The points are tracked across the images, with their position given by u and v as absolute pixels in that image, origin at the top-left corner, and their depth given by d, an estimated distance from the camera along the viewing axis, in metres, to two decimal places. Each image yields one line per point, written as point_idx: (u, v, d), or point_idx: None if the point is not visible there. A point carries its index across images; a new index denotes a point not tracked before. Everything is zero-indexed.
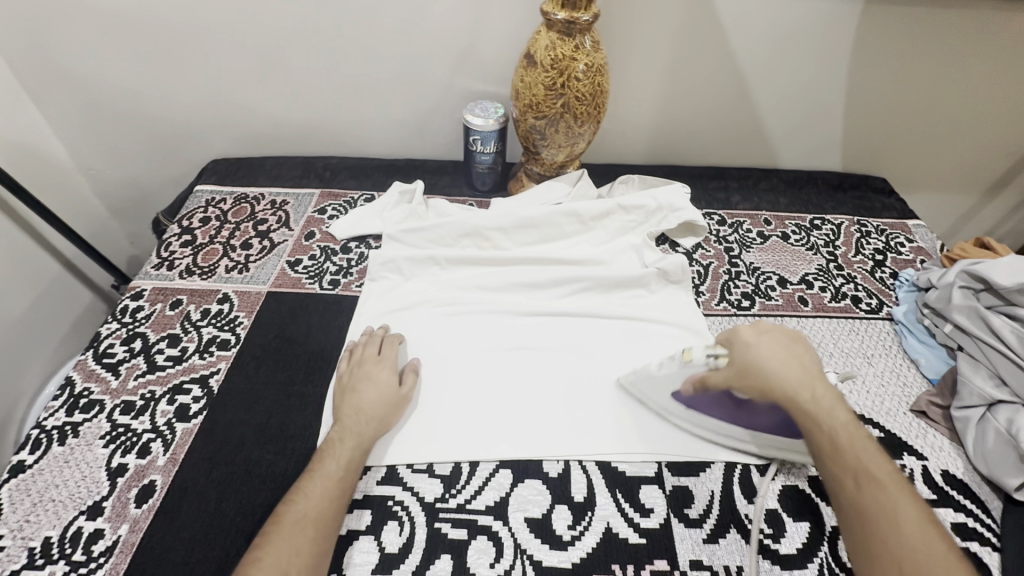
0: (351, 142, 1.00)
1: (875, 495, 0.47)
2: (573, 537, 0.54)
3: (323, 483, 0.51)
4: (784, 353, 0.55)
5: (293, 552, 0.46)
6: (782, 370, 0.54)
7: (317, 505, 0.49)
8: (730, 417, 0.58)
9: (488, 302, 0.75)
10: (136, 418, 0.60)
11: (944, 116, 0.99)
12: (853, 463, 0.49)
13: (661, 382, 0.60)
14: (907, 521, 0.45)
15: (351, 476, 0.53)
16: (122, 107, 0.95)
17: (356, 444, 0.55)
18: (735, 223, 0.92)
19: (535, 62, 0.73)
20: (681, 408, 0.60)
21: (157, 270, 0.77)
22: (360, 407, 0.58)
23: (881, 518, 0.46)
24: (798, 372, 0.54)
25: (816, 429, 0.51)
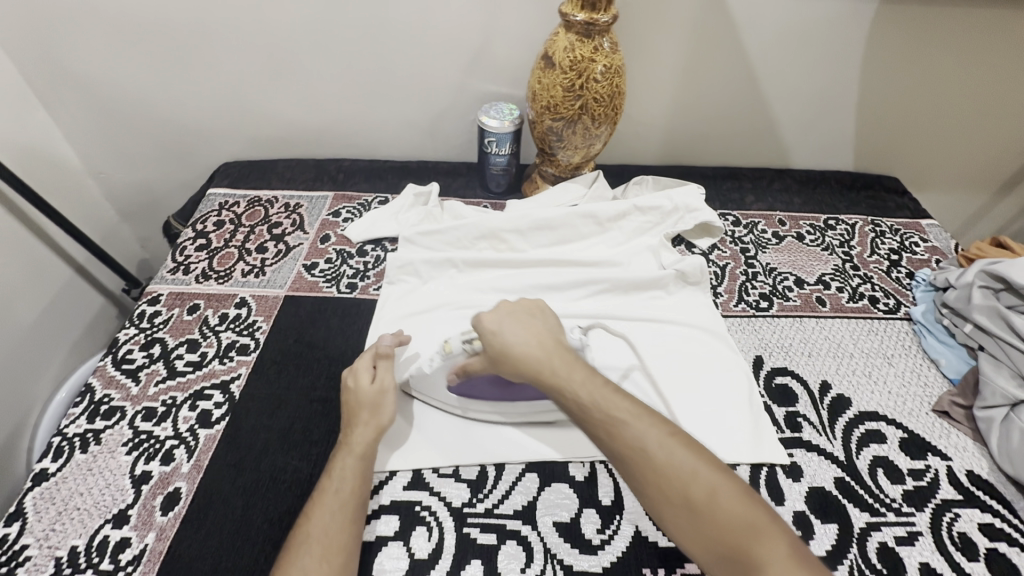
0: (364, 144, 0.99)
1: (626, 434, 0.48)
2: (603, 541, 0.54)
3: (330, 503, 0.49)
4: (526, 331, 0.58)
5: None
6: (525, 348, 0.56)
7: (327, 526, 0.48)
8: (498, 396, 0.61)
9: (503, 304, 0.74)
10: (158, 424, 0.59)
11: (954, 115, 1.00)
12: (601, 415, 0.50)
13: (434, 379, 0.60)
14: (654, 449, 0.47)
15: (358, 491, 0.51)
16: (134, 110, 0.94)
17: (358, 456, 0.53)
18: (750, 224, 0.92)
19: (553, 64, 0.73)
20: (457, 397, 0.62)
21: (172, 275, 0.77)
22: (353, 418, 0.56)
23: (638, 455, 0.47)
24: (536, 345, 0.56)
25: (563, 394, 0.52)
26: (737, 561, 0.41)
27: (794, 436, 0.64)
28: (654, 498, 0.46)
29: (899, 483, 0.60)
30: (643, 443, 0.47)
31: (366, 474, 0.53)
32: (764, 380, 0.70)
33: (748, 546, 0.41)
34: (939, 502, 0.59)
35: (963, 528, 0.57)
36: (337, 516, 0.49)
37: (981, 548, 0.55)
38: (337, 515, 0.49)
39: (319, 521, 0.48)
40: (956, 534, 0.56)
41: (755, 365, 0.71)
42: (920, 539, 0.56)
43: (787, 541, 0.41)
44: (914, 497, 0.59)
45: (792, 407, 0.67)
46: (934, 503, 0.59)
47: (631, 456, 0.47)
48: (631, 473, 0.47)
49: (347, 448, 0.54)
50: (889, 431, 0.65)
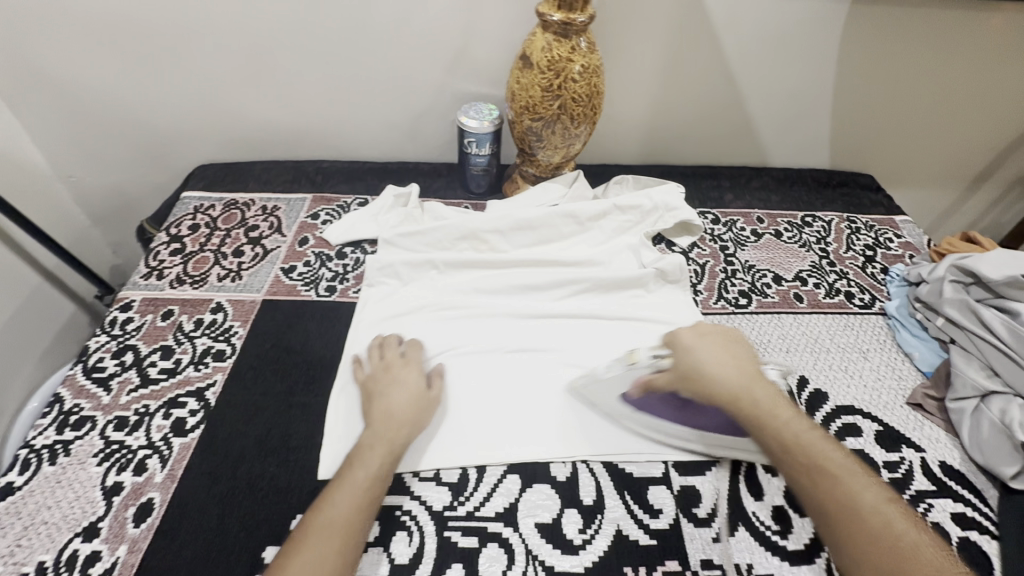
0: (343, 146, 0.98)
1: (827, 476, 0.49)
2: (584, 541, 0.54)
3: (349, 491, 0.50)
4: (720, 354, 0.59)
5: (317, 560, 0.45)
6: (726, 374, 0.57)
7: (343, 513, 0.48)
8: (677, 416, 0.61)
9: (480, 304, 0.74)
10: (131, 434, 0.58)
11: (926, 113, 1.02)
12: (807, 458, 0.51)
13: (608, 385, 0.61)
14: (861, 502, 0.47)
15: (379, 480, 0.52)
16: (104, 112, 0.92)
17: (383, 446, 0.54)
18: (729, 222, 0.93)
19: (531, 63, 0.73)
20: (630, 409, 0.62)
21: (146, 280, 0.75)
22: (384, 411, 0.57)
23: (842, 502, 0.48)
24: (736, 373, 0.57)
25: (766, 429, 0.54)
26: None
27: None
28: (851, 549, 0.46)
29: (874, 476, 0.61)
30: (850, 494, 0.48)
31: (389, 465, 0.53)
32: None
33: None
34: (913, 494, 0.60)
35: (936, 518, 0.58)
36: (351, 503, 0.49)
37: (954, 538, 0.57)
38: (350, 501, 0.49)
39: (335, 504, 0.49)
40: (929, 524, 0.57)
41: None
42: None
43: None
44: None
45: None
46: (908, 494, 0.60)
47: (834, 504, 0.48)
48: (828, 521, 0.48)
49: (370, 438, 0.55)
50: (865, 424, 0.66)
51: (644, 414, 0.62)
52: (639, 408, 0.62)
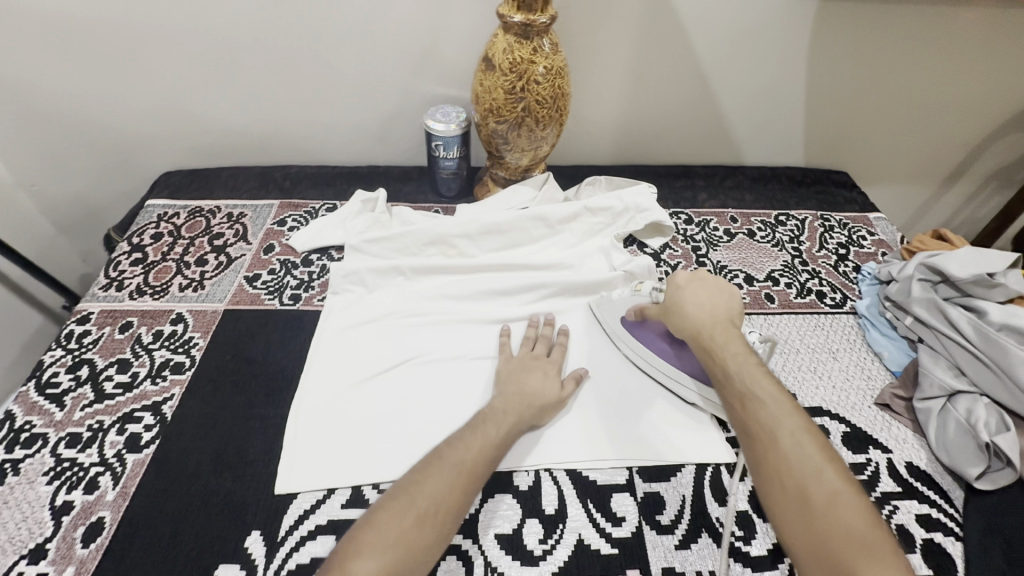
0: (312, 151, 0.96)
1: (762, 434, 0.50)
2: (545, 552, 0.53)
3: (476, 439, 0.53)
4: (704, 299, 0.63)
5: (445, 491, 0.48)
6: (696, 314, 0.62)
7: (466, 454, 0.52)
8: (664, 351, 0.68)
9: (447, 310, 0.73)
10: (83, 451, 0.57)
11: (900, 109, 1.01)
12: (742, 392, 0.54)
13: (617, 305, 0.74)
14: (784, 439, 0.49)
15: (482, 465, 0.52)
16: (65, 120, 0.90)
17: (488, 442, 0.54)
18: (702, 222, 0.92)
19: (493, 65, 0.72)
20: (625, 331, 0.70)
21: (105, 292, 0.73)
22: (513, 408, 0.58)
23: (770, 457, 0.49)
24: (706, 313, 0.62)
25: (716, 366, 0.57)
26: (831, 563, 0.42)
27: None
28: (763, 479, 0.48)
29: None
30: (773, 429, 0.50)
31: (491, 463, 0.53)
32: None
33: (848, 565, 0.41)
34: (879, 496, 0.60)
35: (901, 520, 0.58)
36: (446, 497, 0.48)
37: (918, 540, 0.56)
38: (444, 493, 0.48)
39: (425, 492, 0.48)
40: (894, 527, 0.57)
41: None
42: None
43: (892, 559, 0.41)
44: None
45: None
46: (874, 496, 0.60)
47: (756, 435, 0.51)
48: (750, 449, 0.51)
49: (480, 433, 0.54)
50: (832, 426, 0.65)
51: (635, 343, 0.69)
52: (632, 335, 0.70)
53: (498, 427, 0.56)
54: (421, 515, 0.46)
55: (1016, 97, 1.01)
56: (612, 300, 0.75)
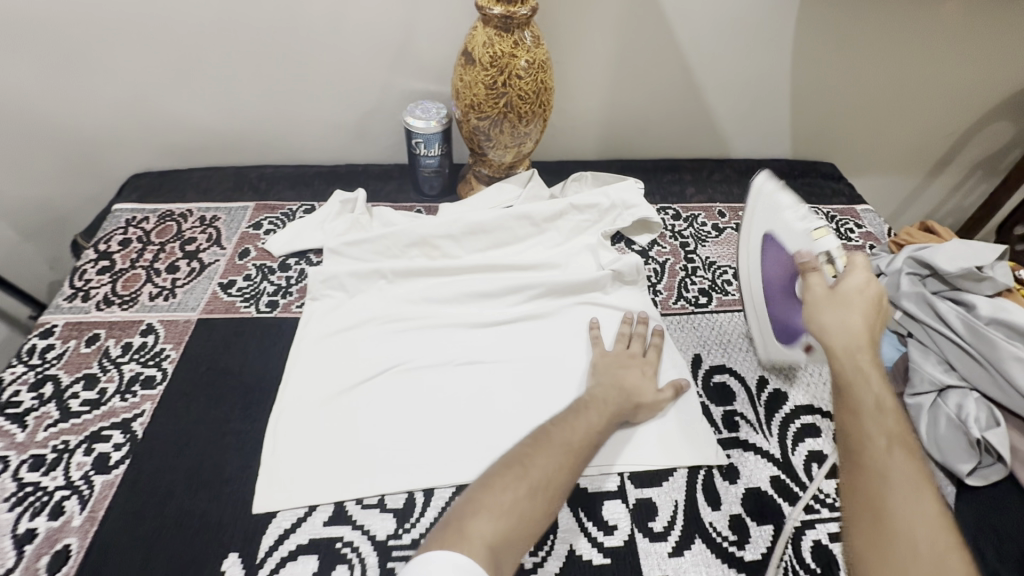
0: (288, 149, 0.93)
1: (881, 466, 0.43)
2: (536, 564, 0.52)
3: (584, 426, 0.56)
4: (861, 298, 0.54)
5: (556, 468, 0.51)
6: (842, 315, 0.53)
7: (574, 438, 0.54)
8: (783, 302, 0.67)
9: (433, 314, 0.71)
10: (47, 474, 0.54)
11: (885, 100, 1.01)
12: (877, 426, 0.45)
13: (777, 224, 0.66)
14: (908, 495, 0.41)
15: (585, 448, 0.54)
16: (22, 120, 0.85)
17: (590, 429, 0.56)
18: (690, 217, 0.91)
19: (473, 60, 0.69)
20: (759, 245, 0.69)
21: (69, 303, 0.70)
22: (618, 401, 0.60)
23: (878, 501, 0.42)
24: (852, 318, 0.52)
25: (846, 380, 0.49)
26: None
27: (732, 436, 0.63)
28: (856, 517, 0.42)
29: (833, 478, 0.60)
30: (897, 479, 0.42)
31: (592, 447, 0.55)
32: (702, 380, 0.68)
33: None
34: None
35: None
36: (553, 475, 0.50)
37: None
38: (552, 472, 0.50)
39: (534, 467, 0.50)
40: None
41: (694, 364, 0.70)
42: None
43: None
44: None
45: (730, 405, 0.66)
46: None
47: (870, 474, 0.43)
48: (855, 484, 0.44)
49: (582, 418, 0.57)
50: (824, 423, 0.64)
51: (760, 278, 0.69)
52: (763, 268, 0.68)
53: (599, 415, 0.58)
54: (532, 488, 0.48)
55: (999, 85, 1.01)
56: (789, 210, 0.66)
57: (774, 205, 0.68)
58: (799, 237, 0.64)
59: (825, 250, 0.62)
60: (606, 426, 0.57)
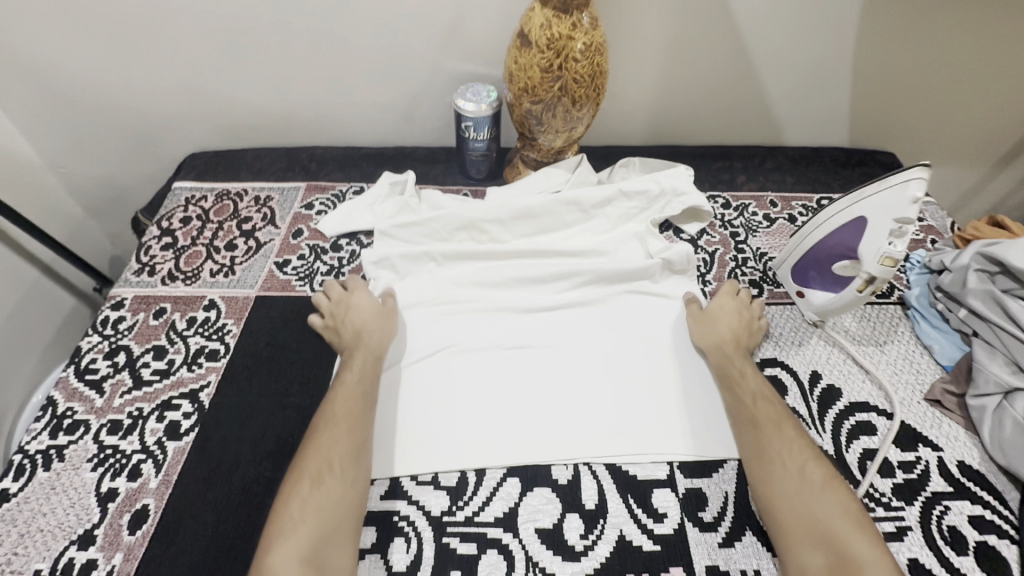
0: (337, 131, 0.94)
1: (750, 418, 0.58)
2: (586, 547, 0.53)
3: (347, 389, 0.58)
4: (717, 314, 0.68)
5: (332, 446, 0.53)
6: (711, 327, 0.66)
7: (347, 404, 0.57)
8: (832, 257, 0.68)
9: (477, 299, 0.71)
10: (125, 438, 0.57)
11: (956, 86, 0.95)
12: (741, 394, 0.60)
13: (881, 218, 0.61)
14: (773, 434, 0.56)
15: (362, 405, 0.57)
16: (89, 99, 0.88)
17: (356, 393, 0.58)
18: (740, 206, 0.89)
19: (529, 42, 0.68)
20: (858, 211, 0.63)
21: (137, 277, 0.73)
22: (364, 344, 0.63)
23: (757, 444, 0.56)
24: (718, 327, 0.66)
25: (722, 368, 0.63)
26: (813, 532, 0.49)
27: None
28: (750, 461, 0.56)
29: (888, 477, 0.59)
30: (763, 424, 0.57)
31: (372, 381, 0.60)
32: None
33: (842, 553, 0.48)
34: (929, 495, 0.58)
35: (952, 521, 0.56)
36: (337, 453, 0.53)
37: (971, 542, 0.55)
38: (337, 447, 0.53)
39: (317, 454, 0.52)
40: (944, 527, 0.56)
41: None
42: (909, 534, 0.55)
43: (867, 541, 0.48)
44: (903, 491, 0.58)
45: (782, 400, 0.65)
46: (924, 496, 0.58)
47: (746, 426, 0.58)
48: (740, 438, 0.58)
49: (344, 385, 0.59)
50: (879, 422, 0.64)
51: (830, 232, 0.66)
52: (839, 232, 0.65)
53: (360, 364, 0.61)
54: (313, 478, 0.51)
55: None
56: (891, 223, 0.60)
57: (894, 207, 0.59)
58: (872, 246, 0.62)
59: (870, 272, 0.62)
60: (373, 380, 0.60)
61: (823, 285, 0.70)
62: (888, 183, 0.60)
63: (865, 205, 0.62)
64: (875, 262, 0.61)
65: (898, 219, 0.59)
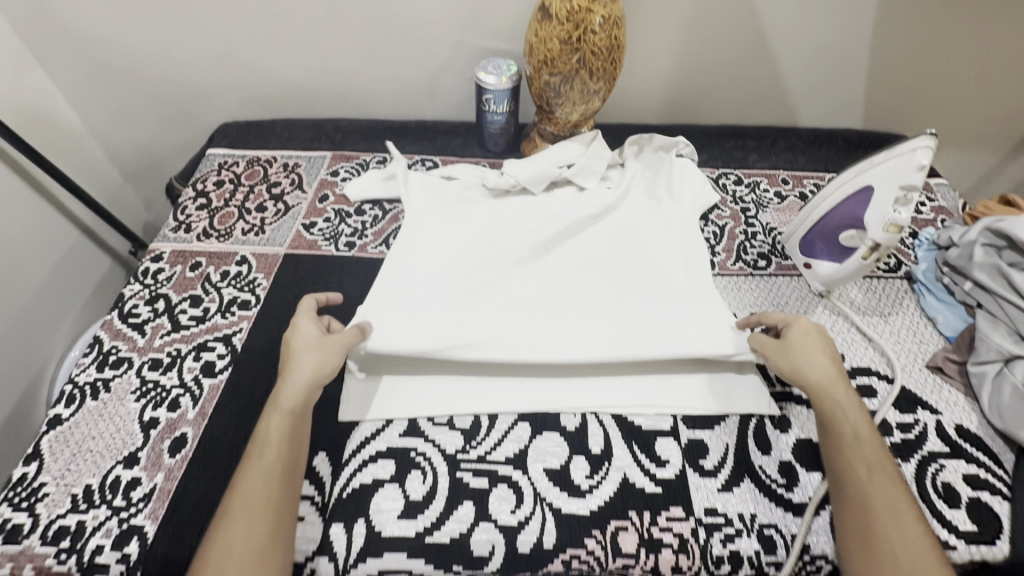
0: (362, 105, 0.98)
1: (861, 501, 0.50)
2: (591, 486, 0.56)
3: (260, 465, 0.50)
4: (822, 352, 0.58)
5: (241, 540, 0.46)
6: (818, 372, 0.56)
7: (263, 488, 0.49)
8: (837, 227, 0.70)
9: (499, 340, 0.62)
10: (164, 374, 0.62)
11: (975, 69, 0.95)
12: (851, 465, 0.52)
13: (887, 188, 0.62)
14: (889, 528, 0.48)
15: (282, 487, 0.49)
16: (130, 69, 0.93)
17: (272, 471, 0.50)
18: (752, 184, 0.90)
19: (550, 15, 0.71)
20: (866, 179, 0.64)
21: (175, 233, 0.78)
22: (282, 398, 0.53)
23: (868, 535, 0.49)
24: (827, 374, 0.56)
25: (830, 428, 0.55)
26: None
27: (785, 390, 0.64)
28: (856, 554, 0.49)
29: (885, 436, 0.62)
30: (877, 512, 0.49)
31: (290, 453, 0.51)
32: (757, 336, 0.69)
33: None
34: (925, 454, 0.60)
35: (947, 478, 0.58)
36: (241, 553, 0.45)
37: (964, 497, 0.57)
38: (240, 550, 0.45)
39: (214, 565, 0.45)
40: (939, 483, 0.58)
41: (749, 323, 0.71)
42: None
43: None
44: (901, 449, 0.60)
45: None
46: (920, 454, 0.60)
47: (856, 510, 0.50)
48: (846, 522, 0.51)
49: (258, 457, 0.51)
50: (880, 386, 0.66)
51: (838, 203, 0.68)
52: (847, 202, 0.67)
53: (274, 430, 0.52)
54: None
55: None
56: (896, 189, 0.62)
57: (900, 174, 0.61)
58: (877, 213, 0.64)
59: (875, 240, 0.64)
60: (294, 443, 0.52)
61: (828, 253, 0.73)
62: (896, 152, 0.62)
63: (869, 174, 0.64)
64: (881, 230, 0.63)
65: (903, 186, 0.61)
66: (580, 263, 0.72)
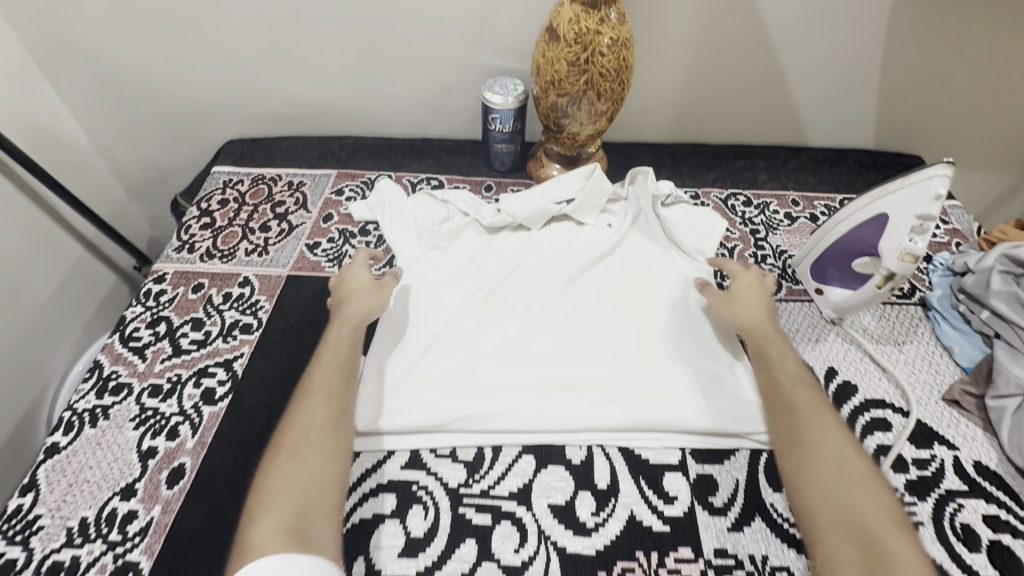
0: (368, 122, 0.98)
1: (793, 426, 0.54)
2: (597, 524, 0.54)
3: (314, 398, 0.54)
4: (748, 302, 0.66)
5: (301, 479, 0.48)
6: (750, 319, 0.64)
7: (319, 418, 0.52)
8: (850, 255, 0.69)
9: (504, 409, 0.60)
10: (164, 401, 0.61)
11: (990, 90, 0.94)
12: (779, 394, 0.57)
13: (902, 217, 0.61)
14: (817, 445, 0.51)
15: (340, 416, 0.53)
16: (137, 86, 0.93)
17: (329, 394, 0.54)
18: (761, 205, 0.89)
19: (558, 36, 0.70)
20: (881, 207, 0.63)
21: (178, 254, 0.77)
22: (344, 316, 0.62)
23: (800, 458, 0.51)
24: (753, 314, 0.65)
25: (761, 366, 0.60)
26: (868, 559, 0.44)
27: None
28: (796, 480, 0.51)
29: (901, 473, 0.60)
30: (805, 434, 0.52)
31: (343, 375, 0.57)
32: None
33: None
34: (942, 493, 0.58)
35: (966, 519, 0.56)
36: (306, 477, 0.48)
37: (984, 539, 0.55)
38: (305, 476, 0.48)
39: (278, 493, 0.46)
40: (957, 524, 0.56)
41: None
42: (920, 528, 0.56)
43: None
44: (918, 487, 0.59)
45: None
46: (937, 493, 0.58)
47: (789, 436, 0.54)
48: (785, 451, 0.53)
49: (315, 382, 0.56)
50: (895, 419, 0.64)
51: (851, 230, 0.67)
52: (861, 228, 0.66)
53: (336, 338, 0.60)
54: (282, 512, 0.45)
55: None
56: (912, 219, 0.60)
57: (915, 203, 0.59)
58: (891, 243, 0.62)
59: (889, 268, 0.62)
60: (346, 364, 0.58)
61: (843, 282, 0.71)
62: (911, 180, 0.60)
63: (884, 202, 0.63)
64: (896, 259, 0.61)
65: (920, 215, 0.59)
66: (577, 317, 0.69)
